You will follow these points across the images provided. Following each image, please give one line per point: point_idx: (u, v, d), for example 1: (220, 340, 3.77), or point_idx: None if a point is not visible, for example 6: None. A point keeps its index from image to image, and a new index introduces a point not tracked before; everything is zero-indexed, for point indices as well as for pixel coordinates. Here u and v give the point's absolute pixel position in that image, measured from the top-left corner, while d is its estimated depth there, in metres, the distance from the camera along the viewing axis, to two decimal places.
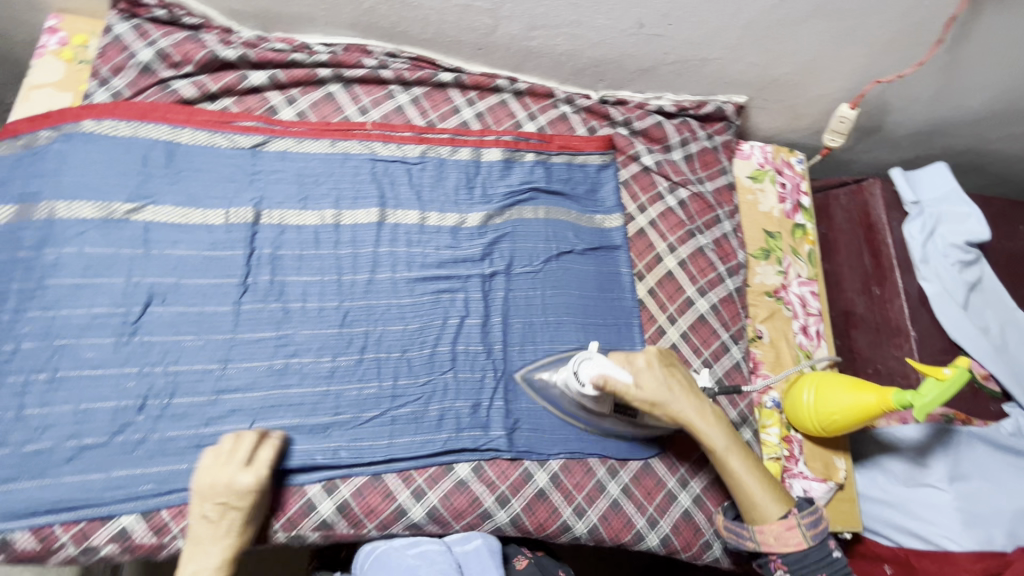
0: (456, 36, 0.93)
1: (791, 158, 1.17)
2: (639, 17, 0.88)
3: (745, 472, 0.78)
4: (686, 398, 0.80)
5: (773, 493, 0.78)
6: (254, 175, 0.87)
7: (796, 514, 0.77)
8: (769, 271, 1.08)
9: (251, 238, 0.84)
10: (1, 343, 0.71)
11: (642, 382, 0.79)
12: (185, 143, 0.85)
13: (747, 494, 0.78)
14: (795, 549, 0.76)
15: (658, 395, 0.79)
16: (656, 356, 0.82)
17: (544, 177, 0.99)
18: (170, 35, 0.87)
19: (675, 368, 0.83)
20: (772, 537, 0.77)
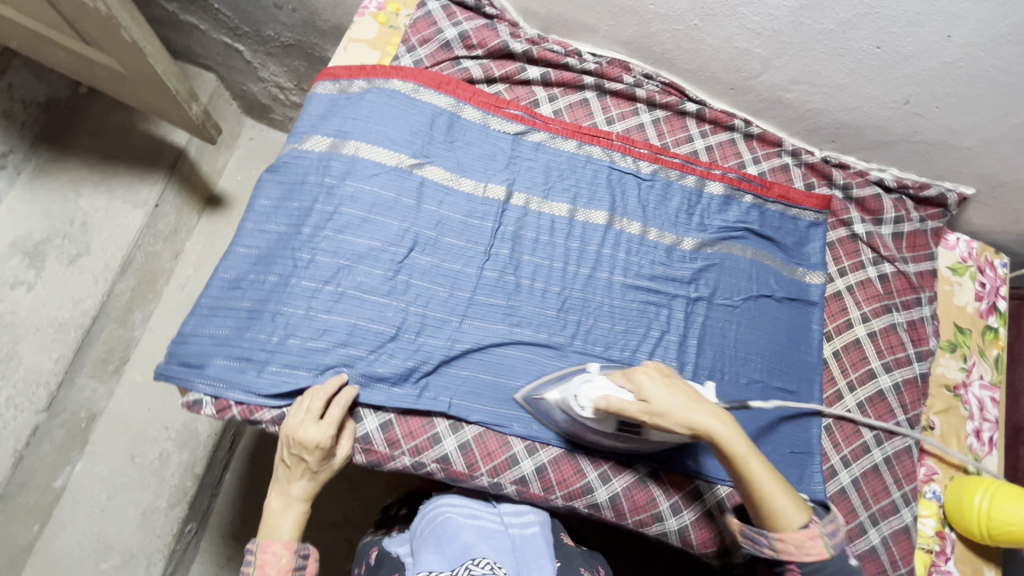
0: (717, 73, 0.99)
1: (996, 259, 1.15)
2: (909, 95, 0.90)
3: (768, 481, 0.66)
4: (697, 407, 0.65)
5: (791, 496, 0.67)
6: (512, 157, 0.96)
7: (818, 522, 0.66)
8: (952, 365, 1.07)
9: (500, 213, 0.93)
10: (300, 251, 0.83)
11: (647, 395, 0.66)
12: (464, 117, 0.95)
13: (769, 506, 0.66)
14: (816, 558, 0.66)
15: (668, 410, 0.65)
16: (654, 368, 0.70)
17: (758, 221, 1.03)
18: (472, 20, 0.98)
19: (679, 379, 0.70)
20: (796, 546, 0.66)
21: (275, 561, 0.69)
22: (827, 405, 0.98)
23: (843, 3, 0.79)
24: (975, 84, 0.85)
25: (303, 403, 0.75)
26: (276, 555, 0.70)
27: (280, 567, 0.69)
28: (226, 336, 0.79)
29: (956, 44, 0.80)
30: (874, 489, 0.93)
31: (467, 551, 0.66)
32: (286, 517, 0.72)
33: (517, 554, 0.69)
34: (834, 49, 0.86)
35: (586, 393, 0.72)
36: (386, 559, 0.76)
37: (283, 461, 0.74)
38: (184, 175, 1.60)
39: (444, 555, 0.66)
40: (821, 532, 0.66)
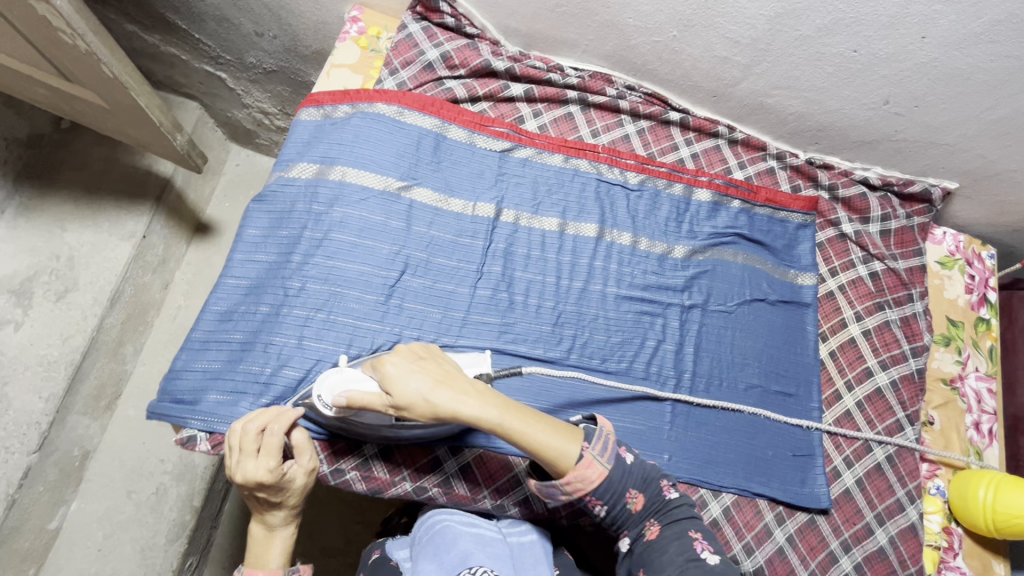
0: (698, 82, 1.00)
1: (982, 251, 1.16)
2: (889, 96, 0.92)
3: (530, 433, 0.63)
4: (440, 389, 0.62)
5: (556, 427, 0.66)
6: (500, 175, 0.96)
7: (589, 447, 0.65)
8: (948, 359, 1.07)
9: (490, 231, 0.93)
10: (291, 280, 0.82)
11: (394, 390, 0.62)
12: (449, 136, 0.96)
13: (539, 453, 0.63)
14: (597, 483, 0.64)
15: (409, 401, 0.61)
16: (405, 352, 0.65)
17: (747, 225, 1.04)
18: (453, 41, 0.99)
19: (433, 357, 0.66)
20: (577, 481, 0.64)
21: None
22: (827, 406, 0.98)
23: (820, 9, 0.80)
24: (951, 83, 0.86)
25: (236, 439, 0.68)
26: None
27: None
28: (218, 369, 0.78)
29: (931, 45, 0.81)
30: (879, 488, 0.93)
31: (464, 559, 0.66)
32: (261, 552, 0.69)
33: (517, 564, 0.69)
34: (812, 54, 0.88)
35: (331, 388, 0.69)
36: (385, 565, 0.74)
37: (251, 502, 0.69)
38: (171, 205, 1.60)
39: (442, 564, 0.66)
40: (594, 455, 0.65)
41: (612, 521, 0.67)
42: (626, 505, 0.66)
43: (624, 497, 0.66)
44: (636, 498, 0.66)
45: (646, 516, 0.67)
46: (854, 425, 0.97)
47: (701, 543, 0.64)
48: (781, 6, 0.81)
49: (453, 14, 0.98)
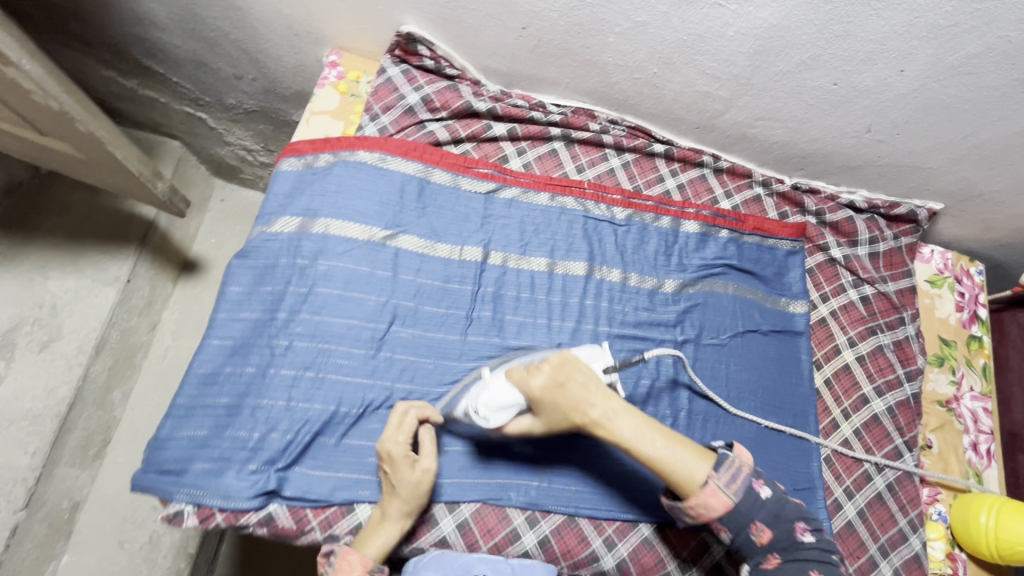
0: (681, 115, 1.00)
1: (970, 268, 1.17)
2: (870, 124, 0.92)
3: (663, 453, 0.66)
4: (594, 394, 0.68)
5: (690, 450, 0.68)
6: (485, 216, 0.95)
7: (720, 477, 0.66)
8: (942, 380, 1.07)
9: (478, 275, 0.92)
10: (277, 338, 0.81)
11: (548, 393, 0.69)
12: (433, 180, 0.95)
13: (670, 474, 0.66)
14: (721, 511, 0.66)
15: (558, 408, 0.69)
16: (564, 359, 0.70)
17: (736, 255, 1.03)
18: (433, 83, 0.98)
19: (570, 369, 0.69)
20: (699, 507, 0.66)
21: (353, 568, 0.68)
22: (825, 436, 0.97)
23: (798, 47, 0.80)
24: (932, 112, 0.86)
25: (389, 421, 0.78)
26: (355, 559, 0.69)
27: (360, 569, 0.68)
28: (204, 437, 0.76)
29: (910, 77, 0.81)
30: (881, 518, 0.93)
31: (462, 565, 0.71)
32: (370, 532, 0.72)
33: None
34: (793, 88, 0.88)
35: (484, 402, 0.72)
36: None
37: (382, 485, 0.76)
38: (155, 245, 1.58)
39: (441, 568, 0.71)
40: (719, 484, 0.66)
41: (736, 548, 0.68)
42: (751, 536, 0.67)
43: (749, 529, 0.66)
44: (761, 532, 0.66)
45: (769, 550, 0.67)
46: (853, 454, 0.96)
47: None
48: (759, 44, 0.81)
49: (432, 56, 0.97)
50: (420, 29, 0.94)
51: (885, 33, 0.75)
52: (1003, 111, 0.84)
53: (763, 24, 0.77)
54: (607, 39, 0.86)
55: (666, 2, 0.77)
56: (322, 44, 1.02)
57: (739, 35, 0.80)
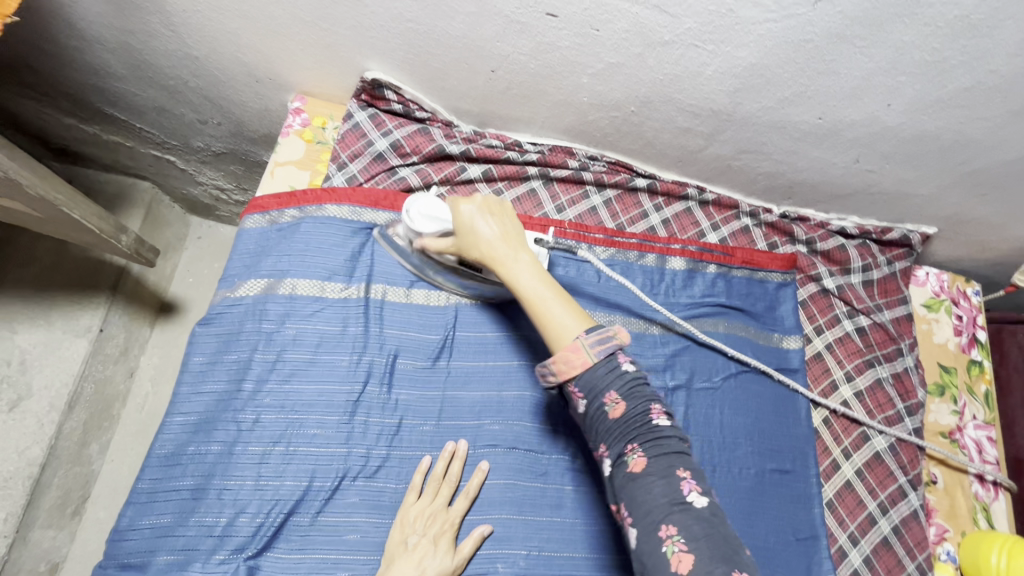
0: (662, 149, 0.96)
1: (968, 288, 1.13)
2: (859, 155, 0.88)
3: (541, 298, 0.65)
4: (492, 229, 0.69)
5: (574, 312, 0.64)
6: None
7: (587, 336, 0.61)
8: (944, 410, 1.04)
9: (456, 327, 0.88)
10: (243, 412, 0.77)
11: (461, 229, 0.72)
12: None
13: (542, 320, 0.64)
14: (580, 370, 0.60)
15: (469, 236, 0.71)
16: (490, 203, 0.72)
17: (726, 291, 0.99)
18: (403, 127, 0.94)
19: (504, 214, 0.72)
20: (560, 362, 0.61)
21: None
22: (826, 480, 0.93)
23: (780, 84, 0.76)
24: (921, 143, 0.83)
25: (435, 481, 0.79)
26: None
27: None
28: (168, 526, 0.71)
29: (898, 111, 0.77)
30: (888, 565, 0.89)
31: None
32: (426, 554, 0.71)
33: None
34: (775, 122, 0.84)
35: (416, 219, 0.78)
36: None
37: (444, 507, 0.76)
38: (129, 290, 1.52)
39: None
40: (586, 344, 0.60)
41: (591, 424, 0.61)
42: (605, 408, 0.60)
43: (602, 398, 0.60)
44: (615, 405, 0.59)
45: (626, 435, 0.59)
46: (856, 497, 0.93)
47: (689, 483, 0.56)
48: (739, 82, 0.77)
49: (400, 100, 0.93)
50: (386, 74, 0.89)
51: (870, 70, 0.71)
52: (995, 141, 0.80)
53: (743, 63, 0.74)
54: (580, 80, 0.82)
55: (640, 43, 0.73)
56: (286, 90, 0.98)
57: (718, 73, 0.76)
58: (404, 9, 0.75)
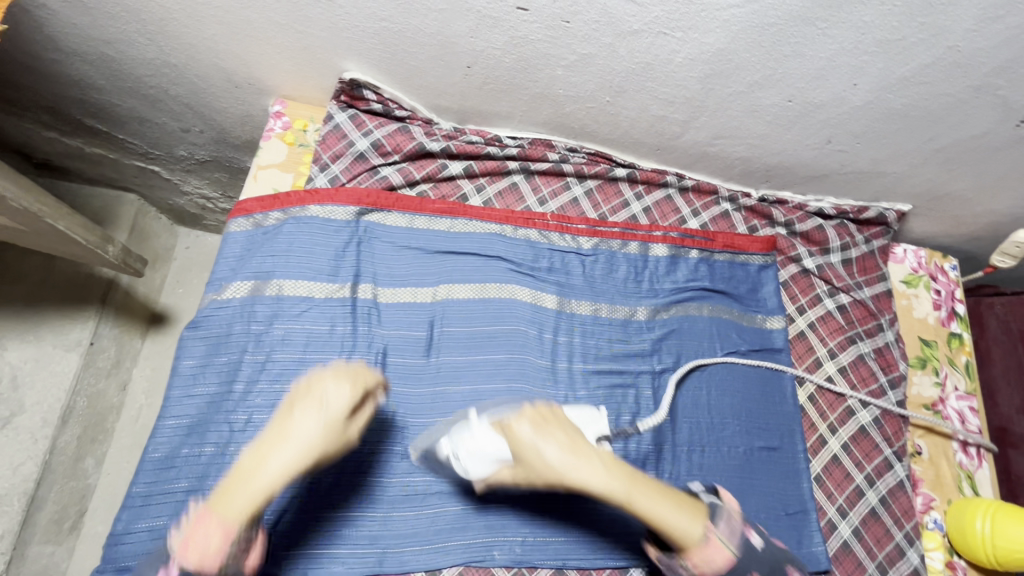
0: (640, 138, 0.98)
1: (945, 263, 1.15)
2: (830, 136, 0.90)
3: (654, 510, 0.66)
4: (579, 469, 0.65)
5: (683, 506, 0.67)
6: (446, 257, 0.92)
7: (714, 529, 0.67)
8: (926, 382, 1.06)
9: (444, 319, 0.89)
10: (235, 413, 0.77)
11: (531, 457, 0.66)
12: (390, 226, 0.91)
13: (657, 522, 0.66)
14: (725, 565, 0.67)
15: (535, 464, 0.66)
16: (534, 413, 0.70)
17: (708, 275, 1.01)
18: (383, 127, 0.95)
19: (554, 419, 0.69)
20: (700, 561, 0.67)
21: (206, 541, 0.57)
22: (813, 454, 0.95)
23: (748, 68, 0.78)
24: (889, 121, 0.85)
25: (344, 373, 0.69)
26: (212, 536, 0.57)
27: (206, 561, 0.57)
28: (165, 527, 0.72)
29: (864, 91, 0.80)
30: (877, 535, 0.91)
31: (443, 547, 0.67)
32: (256, 499, 0.59)
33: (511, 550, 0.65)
34: (747, 107, 0.86)
35: (465, 448, 0.71)
36: None
37: (318, 429, 0.62)
38: (119, 303, 1.52)
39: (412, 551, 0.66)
40: (722, 539, 0.67)
41: None
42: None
43: None
44: None
45: None
46: (843, 470, 0.94)
47: None
48: (709, 68, 0.79)
49: (379, 100, 0.94)
50: (364, 74, 0.91)
51: (834, 51, 0.73)
52: (960, 117, 0.83)
53: (711, 49, 0.75)
54: (555, 72, 0.84)
55: (610, 34, 0.75)
56: (266, 94, 0.99)
57: (688, 60, 0.78)
58: (377, 8, 0.76)
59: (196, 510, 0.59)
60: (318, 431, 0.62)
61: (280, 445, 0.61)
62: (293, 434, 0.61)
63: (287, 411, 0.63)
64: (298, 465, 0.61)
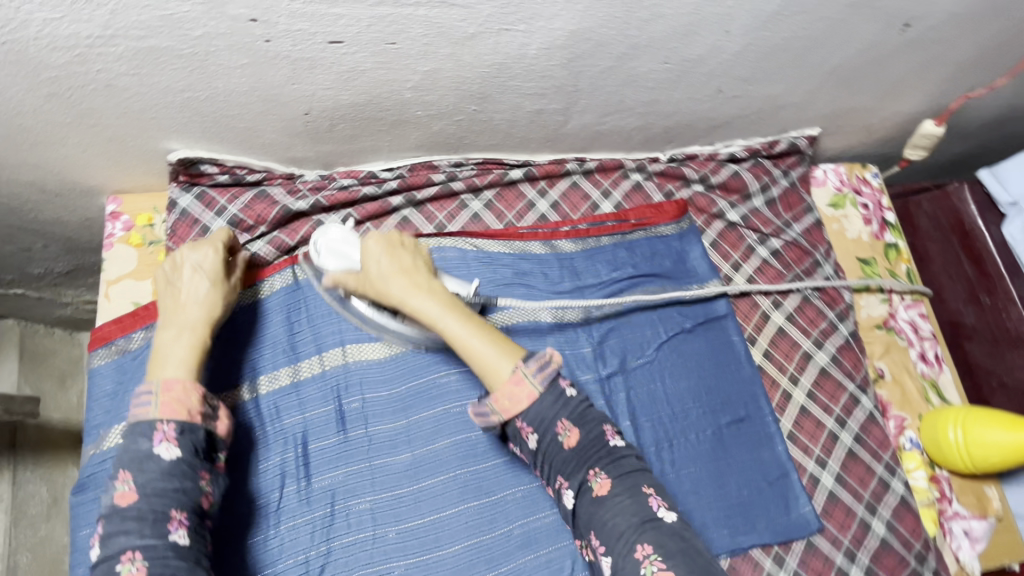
0: (525, 135, 0.88)
1: (866, 173, 1.12)
2: (720, 85, 0.83)
3: (462, 332, 0.69)
4: (399, 277, 0.72)
5: (503, 349, 0.68)
6: (244, 342, 0.80)
7: (523, 366, 0.66)
8: (874, 301, 1.04)
9: (357, 385, 0.81)
10: None
11: (366, 265, 0.73)
12: (271, 298, 0.82)
13: (465, 349, 0.68)
14: (527, 403, 0.65)
15: (370, 276, 0.73)
16: (386, 237, 0.75)
17: (629, 259, 0.95)
18: (238, 198, 0.83)
19: (404, 248, 0.75)
20: (504, 400, 0.65)
21: (187, 400, 0.63)
22: (781, 413, 0.92)
23: (611, 42, 0.70)
24: (775, 58, 0.78)
25: (171, 293, 0.71)
26: (192, 391, 0.63)
27: (192, 402, 0.63)
28: None
29: (738, 35, 0.73)
30: (859, 475, 0.89)
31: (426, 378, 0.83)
32: (190, 358, 0.66)
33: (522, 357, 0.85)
34: (624, 79, 0.78)
35: (327, 248, 0.77)
36: None
37: (207, 287, 0.72)
38: (33, 444, 1.24)
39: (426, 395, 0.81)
40: (527, 373, 0.65)
41: (546, 454, 0.66)
42: (560, 437, 0.65)
43: (555, 428, 0.65)
44: (569, 432, 0.64)
45: (585, 460, 0.64)
46: (814, 420, 0.92)
47: (656, 499, 0.62)
48: (568, 52, 0.70)
49: (223, 170, 0.82)
50: (192, 149, 0.78)
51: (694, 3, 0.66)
52: (845, 35, 0.77)
53: (562, 34, 0.67)
54: (403, 96, 0.73)
55: (445, 44, 0.65)
56: (92, 194, 0.84)
57: (543, 50, 0.69)
58: (168, 81, 0.64)
59: (151, 389, 0.62)
60: (208, 294, 0.71)
61: (186, 299, 0.70)
62: (188, 298, 0.70)
63: (167, 291, 0.71)
64: (210, 317, 0.70)
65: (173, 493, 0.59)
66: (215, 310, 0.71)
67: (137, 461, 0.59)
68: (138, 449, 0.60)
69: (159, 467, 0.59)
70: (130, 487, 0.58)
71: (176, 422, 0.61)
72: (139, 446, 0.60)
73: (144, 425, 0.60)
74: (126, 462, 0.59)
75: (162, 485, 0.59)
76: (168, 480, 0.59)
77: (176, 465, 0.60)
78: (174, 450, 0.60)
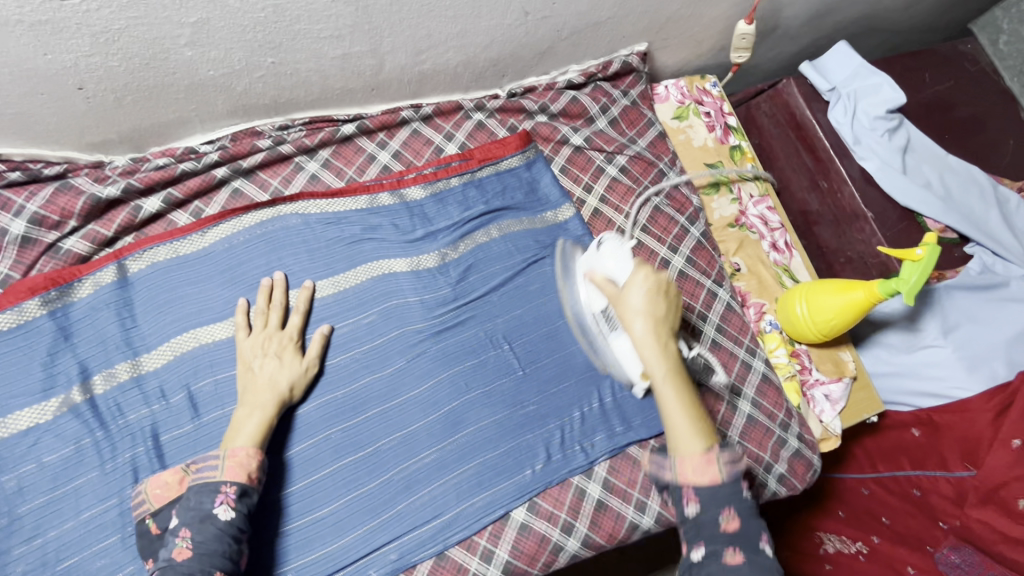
0: (346, 86, 0.86)
1: (706, 84, 1.16)
2: (523, 6, 0.84)
3: (671, 404, 0.60)
4: (654, 329, 0.62)
5: (700, 430, 0.60)
6: (65, 343, 0.74)
7: (719, 451, 0.60)
8: (724, 203, 1.09)
9: (202, 368, 0.76)
10: None
11: (630, 291, 0.64)
12: (93, 294, 0.77)
13: (664, 412, 0.61)
14: (707, 484, 0.59)
15: (624, 299, 0.64)
16: (660, 278, 0.64)
17: (481, 197, 0.95)
18: (37, 194, 0.77)
19: (670, 298, 0.64)
20: (688, 467, 0.60)
21: (249, 465, 0.67)
22: None
23: None
24: None
25: (257, 354, 0.75)
26: (256, 456, 0.67)
27: (252, 470, 0.67)
28: None
29: None
30: (724, 361, 0.95)
31: None
32: (260, 433, 0.69)
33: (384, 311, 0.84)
34: (420, 8, 0.77)
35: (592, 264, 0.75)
36: None
37: (285, 367, 0.75)
38: None
39: None
40: (720, 459, 0.60)
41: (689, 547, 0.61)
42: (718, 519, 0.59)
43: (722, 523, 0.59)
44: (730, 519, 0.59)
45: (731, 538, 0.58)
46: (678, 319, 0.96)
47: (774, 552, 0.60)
48: None
49: (12, 167, 0.76)
50: None
51: None
52: None
53: None
54: (183, 55, 0.70)
55: None
56: None
57: None
58: None
59: (218, 455, 0.67)
60: (288, 375, 0.75)
61: (267, 377, 0.73)
62: (267, 378, 0.74)
63: (247, 370, 0.74)
64: (282, 398, 0.73)
65: (223, 552, 0.61)
66: (289, 389, 0.74)
67: (197, 519, 0.62)
68: (200, 509, 0.63)
69: (216, 527, 0.62)
70: (188, 544, 0.61)
71: (237, 485, 0.65)
72: (201, 505, 0.63)
73: (211, 486, 0.64)
74: (187, 521, 0.62)
75: (215, 544, 0.61)
76: (220, 543, 0.62)
77: (229, 528, 0.63)
78: (231, 511, 0.64)
